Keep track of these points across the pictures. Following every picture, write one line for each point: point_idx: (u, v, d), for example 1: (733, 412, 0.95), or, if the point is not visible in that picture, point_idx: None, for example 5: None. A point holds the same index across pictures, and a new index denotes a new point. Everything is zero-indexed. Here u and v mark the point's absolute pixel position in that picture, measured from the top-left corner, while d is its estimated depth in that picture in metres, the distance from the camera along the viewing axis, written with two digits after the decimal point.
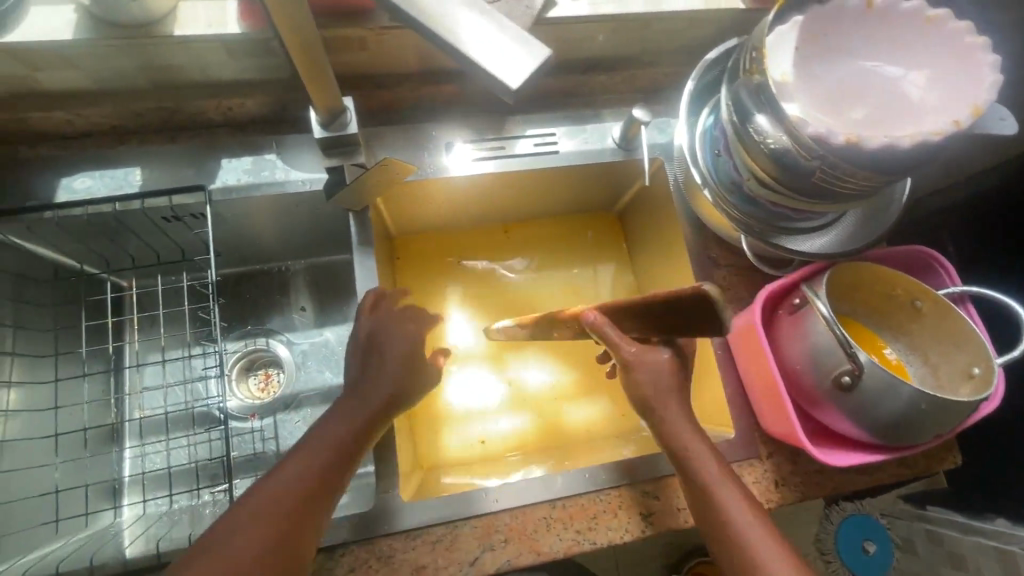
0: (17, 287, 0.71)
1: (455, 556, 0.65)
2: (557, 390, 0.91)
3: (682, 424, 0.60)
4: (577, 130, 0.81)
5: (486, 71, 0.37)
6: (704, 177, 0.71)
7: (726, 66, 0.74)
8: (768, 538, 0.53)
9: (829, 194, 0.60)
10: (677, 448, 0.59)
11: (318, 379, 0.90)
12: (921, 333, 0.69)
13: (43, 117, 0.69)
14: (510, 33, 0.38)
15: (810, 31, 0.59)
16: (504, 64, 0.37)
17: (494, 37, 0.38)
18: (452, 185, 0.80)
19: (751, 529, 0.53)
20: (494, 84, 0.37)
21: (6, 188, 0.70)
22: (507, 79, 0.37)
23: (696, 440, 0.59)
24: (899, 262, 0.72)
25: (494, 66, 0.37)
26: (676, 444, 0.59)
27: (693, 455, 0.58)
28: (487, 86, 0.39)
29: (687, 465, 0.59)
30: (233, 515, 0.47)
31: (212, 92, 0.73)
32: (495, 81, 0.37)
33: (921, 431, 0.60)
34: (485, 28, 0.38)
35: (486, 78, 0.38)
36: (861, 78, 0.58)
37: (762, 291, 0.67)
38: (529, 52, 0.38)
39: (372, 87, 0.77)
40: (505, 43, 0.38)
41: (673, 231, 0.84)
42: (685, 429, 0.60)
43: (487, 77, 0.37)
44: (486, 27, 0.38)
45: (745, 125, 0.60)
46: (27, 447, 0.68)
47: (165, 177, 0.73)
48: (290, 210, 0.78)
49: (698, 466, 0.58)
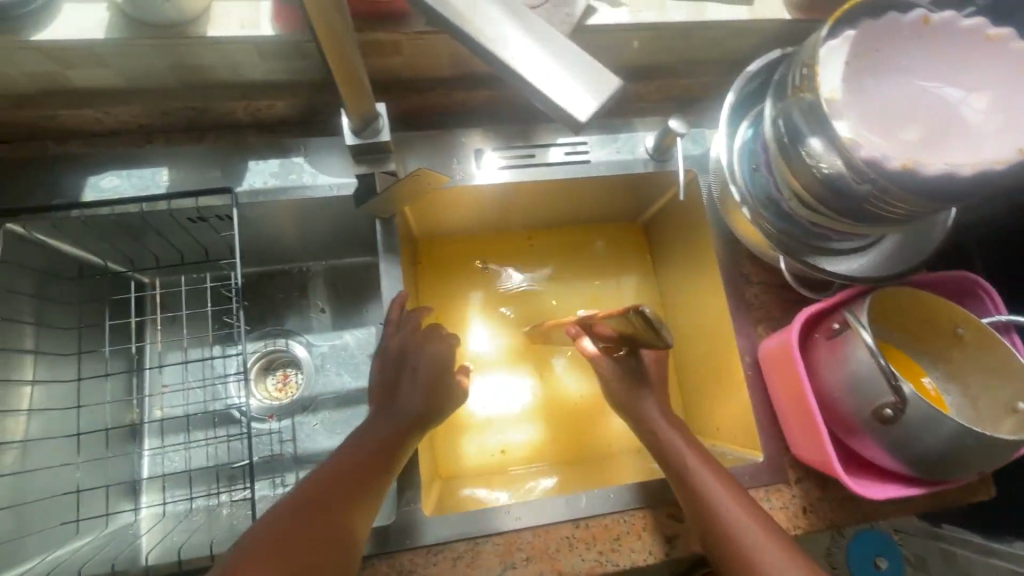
0: (41, 284, 0.70)
1: (477, 573, 0.64)
2: (578, 402, 0.89)
3: (655, 414, 0.68)
4: (608, 139, 0.78)
5: (553, 103, 0.36)
6: (743, 195, 0.68)
7: (766, 77, 0.71)
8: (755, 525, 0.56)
9: (879, 219, 0.58)
10: (656, 439, 0.66)
11: (337, 382, 0.88)
12: (961, 362, 0.67)
13: (74, 114, 0.69)
14: (578, 63, 0.37)
15: (863, 46, 0.56)
16: (572, 96, 0.36)
17: (562, 68, 0.37)
18: (480, 192, 0.78)
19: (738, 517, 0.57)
20: (562, 117, 0.36)
21: (33, 185, 0.69)
22: (576, 112, 0.36)
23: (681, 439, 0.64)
24: (941, 287, 0.69)
25: (561, 99, 0.36)
26: (654, 436, 0.66)
27: (671, 447, 0.64)
28: (552, 117, 0.37)
29: (666, 454, 0.64)
30: (284, 506, 0.51)
31: (243, 92, 0.72)
32: (562, 113, 0.36)
33: (963, 466, 0.58)
34: (552, 58, 0.37)
35: (552, 109, 0.37)
36: (915, 98, 0.55)
37: (801, 314, 0.65)
38: (597, 84, 0.37)
39: (403, 91, 0.76)
40: (573, 75, 0.37)
41: (703, 244, 0.80)
42: (660, 420, 0.67)
43: (555, 110, 0.36)
44: (553, 58, 0.37)
45: (796, 146, 0.57)
46: (48, 446, 0.68)
47: (191, 177, 0.72)
48: (315, 213, 0.77)
49: (675, 453, 0.64)
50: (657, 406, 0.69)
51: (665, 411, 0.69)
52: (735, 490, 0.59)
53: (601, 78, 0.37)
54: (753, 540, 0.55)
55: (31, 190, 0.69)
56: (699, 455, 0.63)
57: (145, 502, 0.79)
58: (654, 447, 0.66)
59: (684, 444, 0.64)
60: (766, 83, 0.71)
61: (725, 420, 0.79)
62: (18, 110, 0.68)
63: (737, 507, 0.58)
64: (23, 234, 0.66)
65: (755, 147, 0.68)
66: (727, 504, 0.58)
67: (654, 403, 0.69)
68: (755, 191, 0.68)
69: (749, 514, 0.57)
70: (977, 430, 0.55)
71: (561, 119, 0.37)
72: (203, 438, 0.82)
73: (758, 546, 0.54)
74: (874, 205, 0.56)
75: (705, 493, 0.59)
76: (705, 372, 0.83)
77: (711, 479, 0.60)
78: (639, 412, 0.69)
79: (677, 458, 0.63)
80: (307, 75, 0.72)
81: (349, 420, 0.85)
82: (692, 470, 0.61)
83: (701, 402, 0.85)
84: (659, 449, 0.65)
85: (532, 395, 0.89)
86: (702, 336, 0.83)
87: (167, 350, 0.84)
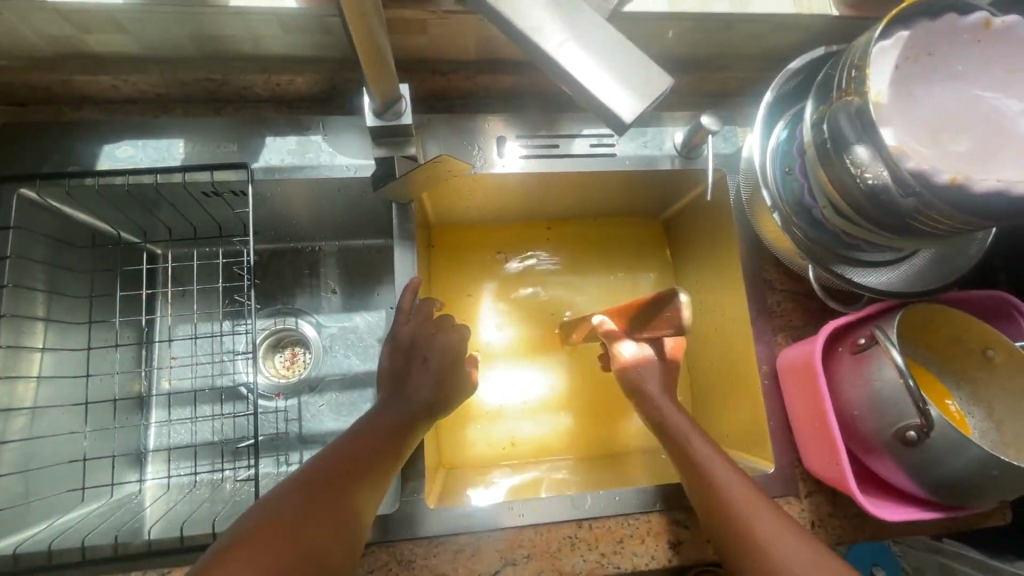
0: (54, 251, 0.69)
1: (476, 567, 0.63)
2: (586, 398, 0.88)
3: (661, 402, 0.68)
4: (637, 132, 0.76)
5: (602, 101, 0.35)
6: (775, 200, 0.65)
7: (808, 75, 0.68)
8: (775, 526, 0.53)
9: (922, 235, 0.55)
10: (664, 426, 0.66)
11: (344, 364, 0.87)
12: (988, 384, 0.65)
13: (90, 80, 0.68)
14: (632, 62, 0.35)
15: (917, 49, 0.53)
16: (623, 96, 0.35)
17: (614, 66, 0.35)
18: (499, 181, 0.76)
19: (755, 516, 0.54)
20: (609, 117, 0.35)
21: (47, 151, 0.68)
22: (624, 111, 0.34)
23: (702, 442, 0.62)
24: (974, 305, 0.67)
25: (609, 98, 0.35)
26: (664, 425, 0.66)
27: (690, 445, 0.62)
28: (596, 115, 0.36)
29: (674, 442, 0.64)
30: (287, 484, 0.49)
31: (264, 66, 0.70)
32: (609, 112, 0.35)
33: (984, 494, 0.56)
34: (605, 55, 0.36)
35: (601, 108, 0.35)
36: (965, 107, 0.53)
37: (827, 325, 0.63)
38: (649, 83, 0.35)
39: (426, 72, 0.73)
40: (625, 72, 0.35)
41: (725, 247, 0.78)
42: (669, 408, 0.67)
43: (601, 108, 0.35)
44: (606, 54, 0.36)
45: (839, 153, 0.54)
46: (58, 413, 0.68)
47: (206, 150, 0.70)
48: (331, 193, 0.75)
49: (682, 441, 0.63)
50: (664, 397, 0.69)
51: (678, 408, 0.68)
52: (743, 479, 0.58)
53: (655, 78, 0.35)
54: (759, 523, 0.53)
55: (44, 156, 0.68)
56: (706, 443, 0.62)
57: (150, 472, 0.79)
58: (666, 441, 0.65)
59: (692, 432, 0.64)
60: (808, 82, 0.68)
61: (733, 425, 0.78)
62: (35, 73, 0.67)
63: (746, 493, 0.56)
64: (36, 199, 0.67)
65: (790, 150, 0.64)
66: (736, 491, 0.57)
67: (660, 393, 0.70)
68: (789, 197, 0.65)
69: (757, 500, 0.56)
70: (1004, 459, 0.53)
71: (608, 120, 0.35)
72: (209, 412, 0.82)
73: (765, 530, 0.53)
74: (919, 221, 0.53)
75: (714, 479, 0.58)
76: (718, 377, 0.82)
77: (720, 466, 0.59)
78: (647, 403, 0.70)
79: (685, 446, 0.63)
80: (329, 51, 0.70)
81: (355, 403, 0.85)
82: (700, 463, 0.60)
83: (713, 407, 0.83)
84: (667, 437, 0.65)
85: (541, 389, 0.88)
86: (719, 341, 0.81)
87: (177, 324, 0.83)
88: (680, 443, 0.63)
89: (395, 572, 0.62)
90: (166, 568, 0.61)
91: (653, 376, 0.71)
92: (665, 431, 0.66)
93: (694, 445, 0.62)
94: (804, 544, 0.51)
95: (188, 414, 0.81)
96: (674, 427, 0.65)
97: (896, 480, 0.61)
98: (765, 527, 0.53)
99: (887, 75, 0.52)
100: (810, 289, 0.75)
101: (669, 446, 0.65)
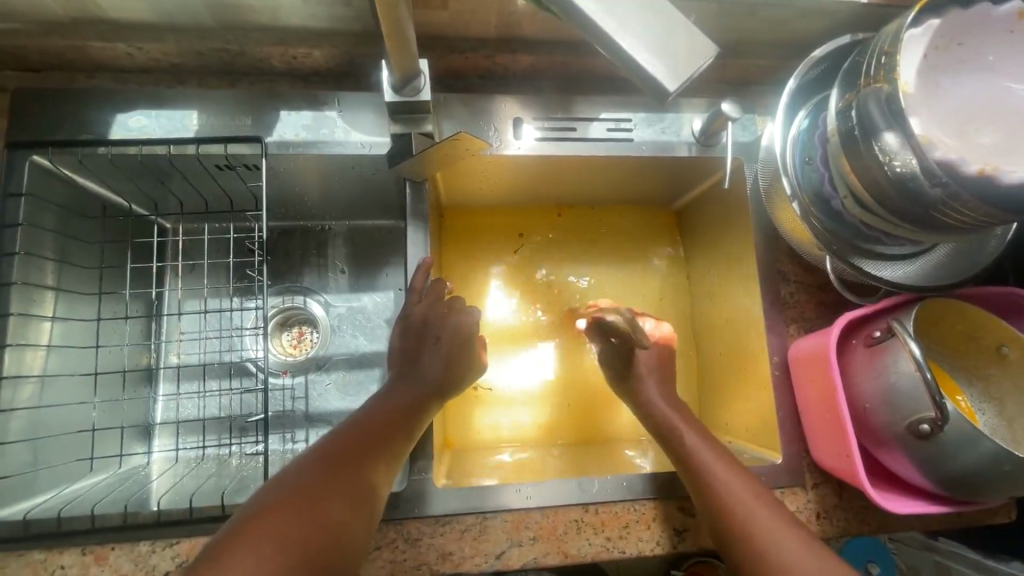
0: (63, 220, 0.69)
1: (482, 547, 0.64)
2: (593, 383, 0.88)
3: (657, 401, 0.69)
4: (655, 118, 0.74)
5: (642, 66, 0.35)
6: (794, 189, 0.64)
7: (833, 63, 0.66)
8: (775, 521, 0.53)
9: (944, 229, 0.55)
10: (662, 424, 0.66)
11: (352, 344, 0.87)
12: (1000, 380, 0.64)
13: (105, 47, 0.67)
14: (675, 26, 0.35)
15: (946, 36, 0.52)
16: (663, 62, 0.35)
17: (657, 29, 0.35)
18: (514, 163, 0.75)
19: (755, 509, 0.54)
20: (650, 83, 0.35)
21: (59, 119, 0.67)
22: (666, 80, 0.35)
23: (693, 432, 0.63)
24: (990, 302, 0.66)
25: (649, 64, 0.35)
26: (662, 424, 0.66)
27: (681, 435, 0.63)
28: (635, 81, 0.36)
29: (670, 440, 0.64)
30: (308, 455, 0.50)
31: (280, 37, 0.69)
32: (651, 79, 0.35)
33: (991, 488, 0.57)
34: (646, 18, 0.35)
35: (641, 74, 0.35)
36: (992, 98, 0.52)
37: (842, 317, 0.63)
38: (691, 53, 0.35)
39: (446, 49, 0.72)
40: (669, 38, 0.35)
41: (741, 236, 0.78)
42: (666, 406, 0.68)
43: (642, 75, 0.35)
44: (648, 17, 0.35)
45: (867, 141, 0.53)
46: (68, 382, 0.68)
47: (220, 123, 0.69)
48: (343, 170, 0.75)
49: (680, 438, 0.63)
50: (658, 393, 0.70)
51: (668, 400, 0.69)
52: (741, 475, 0.58)
53: (698, 46, 0.36)
54: (761, 521, 0.53)
55: (55, 123, 0.67)
56: (705, 440, 0.62)
57: (157, 445, 0.79)
58: (659, 434, 0.66)
59: (690, 429, 0.64)
60: (832, 71, 0.67)
61: (739, 413, 0.78)
62: (48, 38, 0.66)
63: (745, 489, 0.56)
64: (50, 168, 0.66)
65: (813, 138, 0.63)
66: (737, 487, 0.56)
67: (656, 392, 0.71)
68: (808, 187, 0.64)
69: (759, 500, 0.55)
70: (1017, 455, 0.54)
71: (648, 86, 0.36)
72: (217, 388, 0.82)
73: (765, 525, 0.53)
74: (943, 214, 0.52)
75: (715, 475, 0.58)
76: (727, 367, 0.82)
77: (720, 465, 0.59)
78: (644, 400, 0.70)
79: (682, 444, 0.62)
80: (348, 25, 0.69)
81: (362, 383, 0.85)
82: (695, 453, 0.61)
83: (720, 398, 0.83)
84: (665, 434, 0.65)
85: (549, 374, 0.87)
86: (729, 332, 0.81)
87: (186, 299, 0.83)
88: (677, 441, 0.63)
89: (401, 549, 0.63)
90: (174, 537, 0.62)
91: (647, 371, 0.73)
92: (661, 428, 0.66)
93: (692, 444, 0.62)
94: (805, 543, 0.51)
95: (196, 389, 0.81)
96: (670, 425, 0.65)
97: (904, 472, 0.61)
98: (769, 528, 0.52)
99: (915, 65, 0.51)
100: (823, 282, 0.75)
101: (665, 440, 0.65)
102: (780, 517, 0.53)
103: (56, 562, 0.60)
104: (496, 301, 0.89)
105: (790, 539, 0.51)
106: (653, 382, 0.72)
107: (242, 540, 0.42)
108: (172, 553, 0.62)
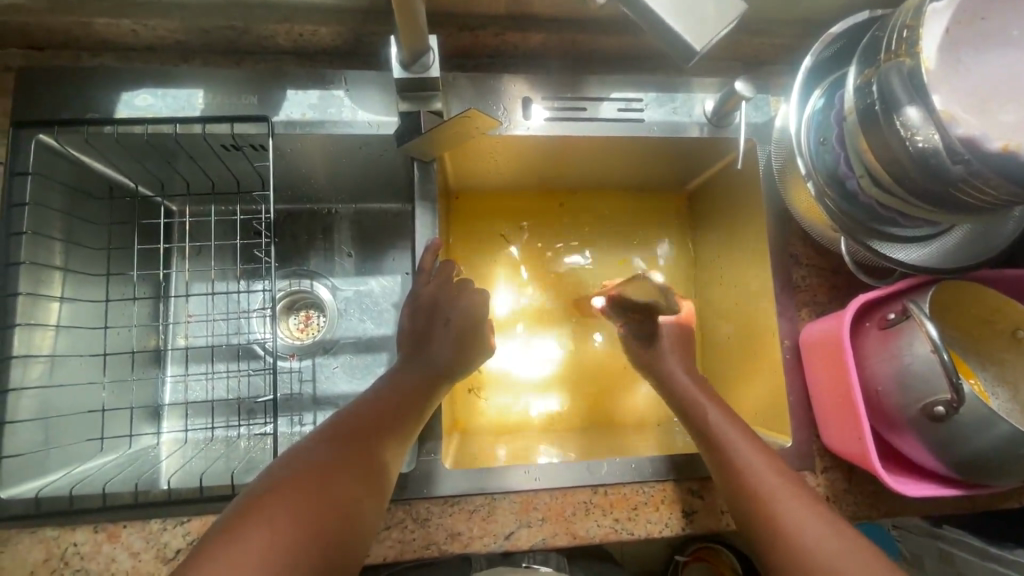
0: (71, 200, 0.68)
1: (491, 527, 0.64)
2: (601, 367, 0.87)
3: (679, 374, 0.70)
4: (666, 98, 0.73)
5: (673, 28, 0.37)
6: (808, 168, 0.63)
7: (849, 41, 0.65)
8: (791, 497, 0.53)
9: (962, 208, 0.53)
10: (684, 401, 0.66)
11: (358, 328, 0.87)
12: (1014, 365, 0.64)
13: (111, 23, 0.66)
14: None
15: (969, 10, 0.50)
16: (692, 23, 0.37)
17: None
18: (523, 144, 0.74)
19: (774, 485, 0.54)
20: (678, 46, 0.38)
21: (65, 96, 0.67)
22: (693, 41, 0.37)
23: (712, 408, 0.63)
24: (1008, 285, 0.65)
25: (680, 26, 0.37)
26: (684, 402, 0.66)
27: (701, 411, 0.63)
28: (663, 42, 0.38)
29: (691, 415, 0.64)
30: (318, 433, 0.50)
31: (286, 14, 0.68)
32: (680, 41, 0.37)
33: (1004, 471, 0.56)
34: None
35: (671, 38, 0.37)
36: (1014, 76, 0.51)
37: (858, 298, 0.62)
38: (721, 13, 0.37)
39: (456, 27, 0.71)
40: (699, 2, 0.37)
41: (753, 219, 0.77)
42: (685, 382, 0.68)
43: (673, 36, 0.37)
44: None
45: (888, 115, 0.51)
46: (76, 363, 0.68)
47: (227, 102, 0.68)
48: (351, 151, 0.74)
49: (701, 414, 0.63)
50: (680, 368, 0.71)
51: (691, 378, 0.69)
52: (762, 451, 0.58)
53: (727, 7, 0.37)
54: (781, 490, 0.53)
55: (62, 101, 0.66)
56: (728, 418, 0.62)
57: (167, 426, 0.79)
58: (680, 410, 0.66)
59: (711, 406, 0.64)
60: (848, 48, 0.65)
61: (750, 396, 0.78)
62: (52, 15, 0.65)
63: (764, 464, 0.56)
64: (57, 147, 0.66)
65: (827, 118, 0.62)
66: (756, 462, 0.57)
67: (676, 362, 0.72)
68: (823, 168, 0.62)
69: (777, 476, 0.55)
70: None
71: (677, 47, 0.38)
72: (225, 370, 0.81)
73: (780, 501, 0.53)
74: (962, 192, 0.51)
75: (734, 451, 0.58)
76: (736, 352, 0.81)
77: (740, 439, 0.59)
78: (667, 375, 0.71)
79: (703, 421, 0.62)
80: None
81: (369, 367, 0.85)
82: (715, 428, 0.61)
83: (727, 385, 0.83)
84: (685, 411, 0.65)
85: (557, 359, 0.87)
86: (739, 317, 0.80)
87: (194, 281, 0.83)
88: (699, 416, 0.63)
89: (411, 529, 0.63)
90: (185, 517, 0.62)
91: (668, 347, 0.75)
92: (683, 403, 0.66)
93: (713, 419, 0.62)
94: (824, 518, 0.51)
95: (204, 370, 0.81)
96: (692, 402, 0.65)
97: (916, 455, 0.61)
98: (787, 505, 0.52)
99: (937, 40, 0.49)
100: (836, 265, 0.74)
101: (686, 415, 0.65)
102: (798, 495, 0.53)
103: (69, 538, 0.61)
104: (505, 286, 0.88)
105: (809, 513, 0.51)
106: (675, 358, 0.74)
107: (254, 516, 0.41)
108: (184, 531, 0.62)
